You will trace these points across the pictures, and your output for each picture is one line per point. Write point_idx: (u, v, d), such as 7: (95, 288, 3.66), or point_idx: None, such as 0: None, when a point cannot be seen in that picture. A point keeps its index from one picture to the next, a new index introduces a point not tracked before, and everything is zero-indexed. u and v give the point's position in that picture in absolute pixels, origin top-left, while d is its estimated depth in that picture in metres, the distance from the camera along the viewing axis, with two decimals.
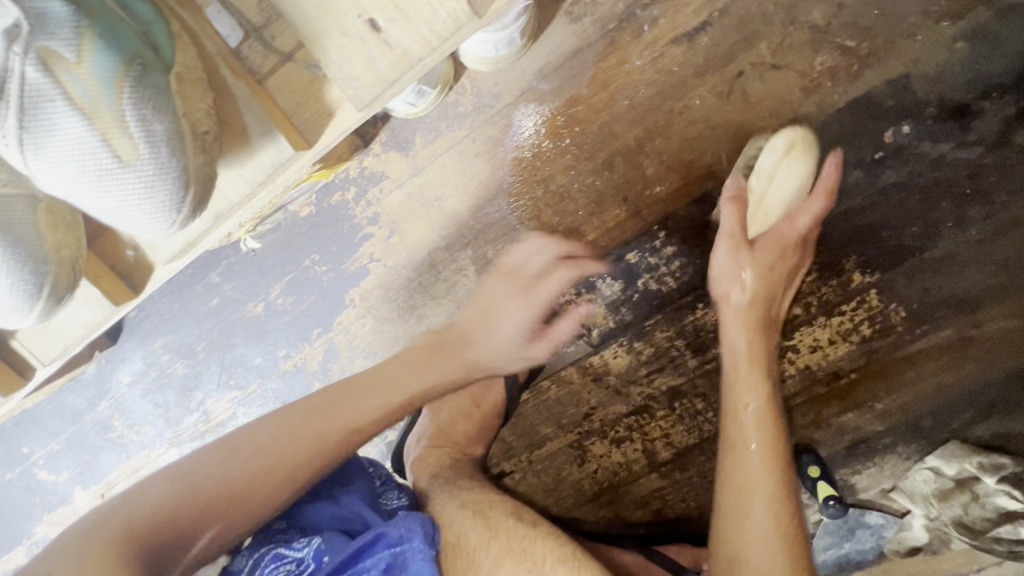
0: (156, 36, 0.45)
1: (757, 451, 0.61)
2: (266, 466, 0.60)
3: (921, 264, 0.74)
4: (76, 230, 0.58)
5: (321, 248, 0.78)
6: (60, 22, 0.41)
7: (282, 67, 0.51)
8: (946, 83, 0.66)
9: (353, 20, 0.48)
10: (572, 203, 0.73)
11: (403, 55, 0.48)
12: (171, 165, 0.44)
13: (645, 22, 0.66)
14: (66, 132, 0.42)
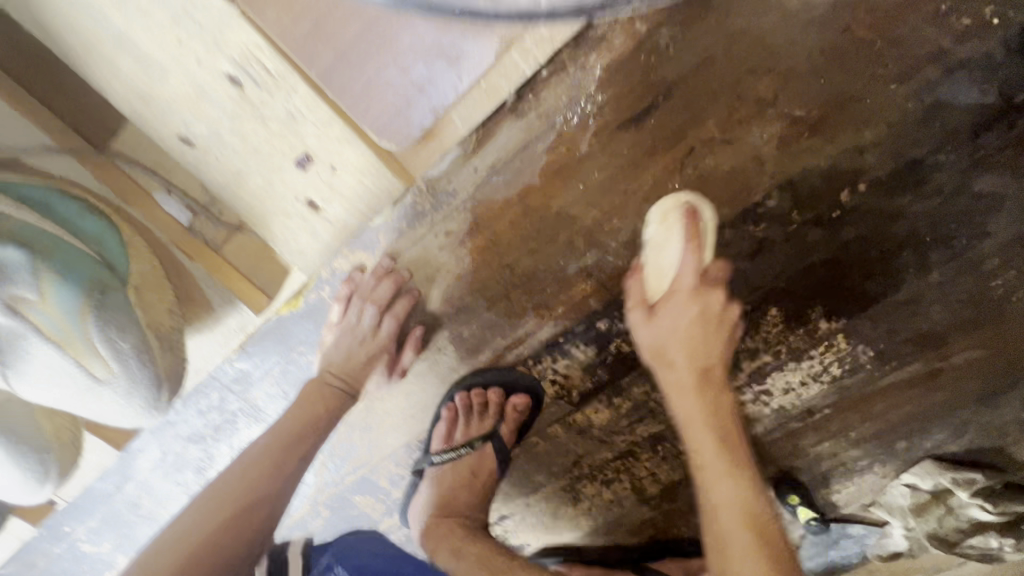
0: (106, 252, 0.64)
1: (727, 528, 0.63)
2: (251, 519, 0.67)
3: (886, 308, 0.75)
4: (68, 414, 0.77)
5: (304, 340, 0.80)
6: (26, 277, 0.56)
7: (231, 237, 0.76)
8: (897, 142, 0.66)
9: (294, 205, 0.71)
10: (539, 283, 0.75)
11: (345, 228, 0.74)
12: (139, 373, 0.65)
13: (591, 110, 0.66)
14: (43, 358, 0.59)
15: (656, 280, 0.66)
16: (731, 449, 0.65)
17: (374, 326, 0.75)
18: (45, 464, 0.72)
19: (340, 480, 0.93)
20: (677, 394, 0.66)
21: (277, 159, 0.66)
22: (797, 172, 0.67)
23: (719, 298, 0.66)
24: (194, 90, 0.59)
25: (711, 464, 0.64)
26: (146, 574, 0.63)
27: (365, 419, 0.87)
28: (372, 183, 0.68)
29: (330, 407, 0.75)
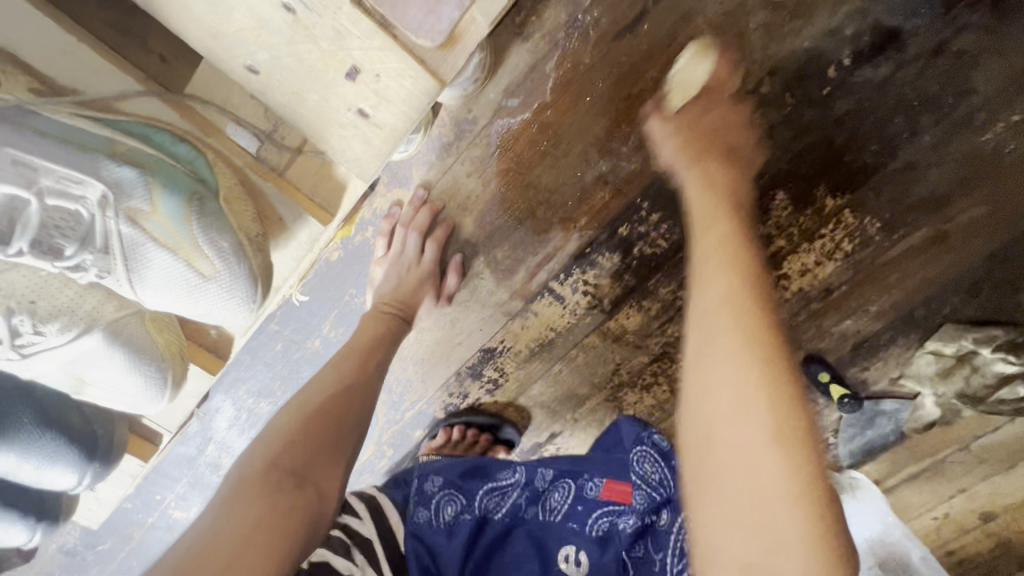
0: (199, 169, 0.70)
1: (729, 391, 0.47)
2: (357, 393, 0.75)
3: (887, 176, 0.80)
4: (173, 332, 0.81)
5: (355, 281, 0.89)
6: (136, 188, 0.63)
7: (295, 161, 0.79)
8: (872, 14, 0.72)
9: (346, 113, 0.60)
10: (561, 196, 0.82)
11: (392, 130, 0.60)
12: (241, 272, 0.70)
13: (589, 24, 0.73)
14: (160, 263, 0.66)
15: (684, 93, 0.70)
16: (739, 308, 0.49)
17: (418, 252, 0.83)
18: (163, 372, 0.77)
19: (401, 416, 1.02)
20: (702, 242, 0.55)
21: (330, 77, 0.58)
22: (784, 56, 0.74)
23: (734, 125, 0.68)
24: (256, 19, 0.53)
25: (722, 336, 0.48)
26: (272, 435, 0.68)
27: (418, 351, 0.96)
28: (412, 92, 0.55)
29: (391, 328, 0.83)
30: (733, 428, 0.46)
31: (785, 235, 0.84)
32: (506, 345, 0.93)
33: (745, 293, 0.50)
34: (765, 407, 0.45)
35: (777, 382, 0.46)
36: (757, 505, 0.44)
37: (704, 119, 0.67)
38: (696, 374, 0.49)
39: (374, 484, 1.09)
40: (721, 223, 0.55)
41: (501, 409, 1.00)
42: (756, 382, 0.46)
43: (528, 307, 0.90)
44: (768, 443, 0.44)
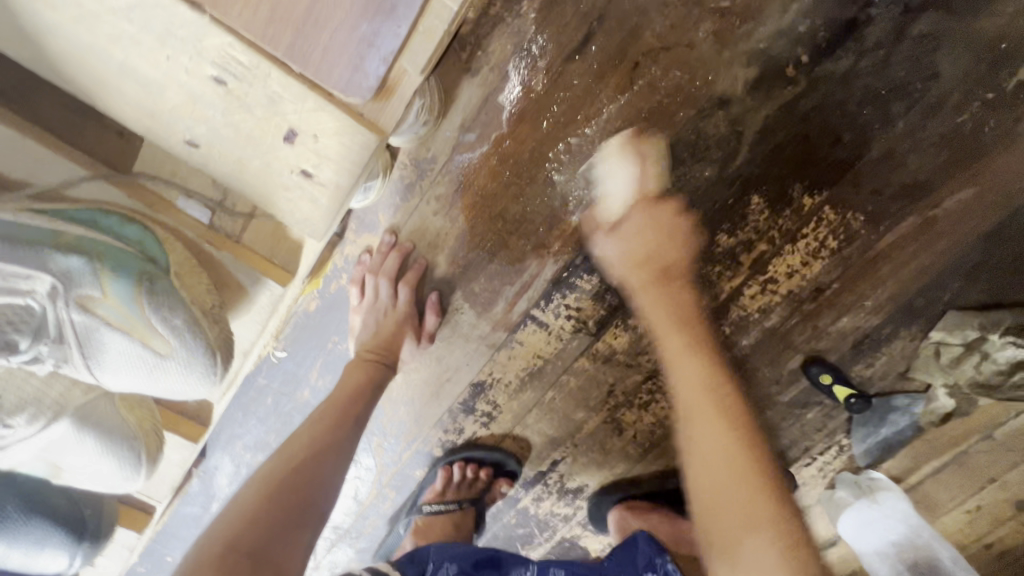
0: (150, 250, 0.71)
1: (719, 457, 0.63)
2: (326, 459, 0.75)
3: (864, 169, 0.77)
4: (146, 407, 0.84)
5: (336, 329, 0.88)
6: (83, 274, 0.62)
7: (251, 224, 0.82)
8: (824, 7, 0.70)
9: (290, 175, 0.61)
10: (531, 224, 0.80)
11: (336, 188, 0.62)
12: (198, 345, 0.70)
13: (536, 51, 0.72)
14: (114, 345, 0.66)
15: (610, 208, 0.75)
16: (708, 374, 0.66)
17: (392, 296, 0.83)
18: (135, 450, 0.79)
19: (399, 458, 1.01)
20: (664, 334, 0.69)
21: (268, 142, 0.58)
22: (739, 59, 0.72)
23: (668, 247, 0.72)
24: (189, 96, 0.54)
25: (693, 383, 0.66)
26: (235, 511, 0.67)
27: (408, 391, 0.95)
28: (355, 147, 0.55)
29: (373, 377, 0.84)
30: (727, 478, 0.62)
31: (767, 239, 0.82)
32: (495, 377, 0.92)
33: (696, 348, 0.68)
34: (737, 464, 0.62)
35: (734, 434, 0.63)
36: (735, 524, 0.60)
37: (637, 239, 0.72)
38: (688, 456, 0.66)
39: (382, 526, 1.08)
40: (652, 287, 0.71)
41: (498, 442, 0.98)
42: (737, 440, 0.63)
43: (512, 338, 0.88)
44: (730, 464, 0.62)
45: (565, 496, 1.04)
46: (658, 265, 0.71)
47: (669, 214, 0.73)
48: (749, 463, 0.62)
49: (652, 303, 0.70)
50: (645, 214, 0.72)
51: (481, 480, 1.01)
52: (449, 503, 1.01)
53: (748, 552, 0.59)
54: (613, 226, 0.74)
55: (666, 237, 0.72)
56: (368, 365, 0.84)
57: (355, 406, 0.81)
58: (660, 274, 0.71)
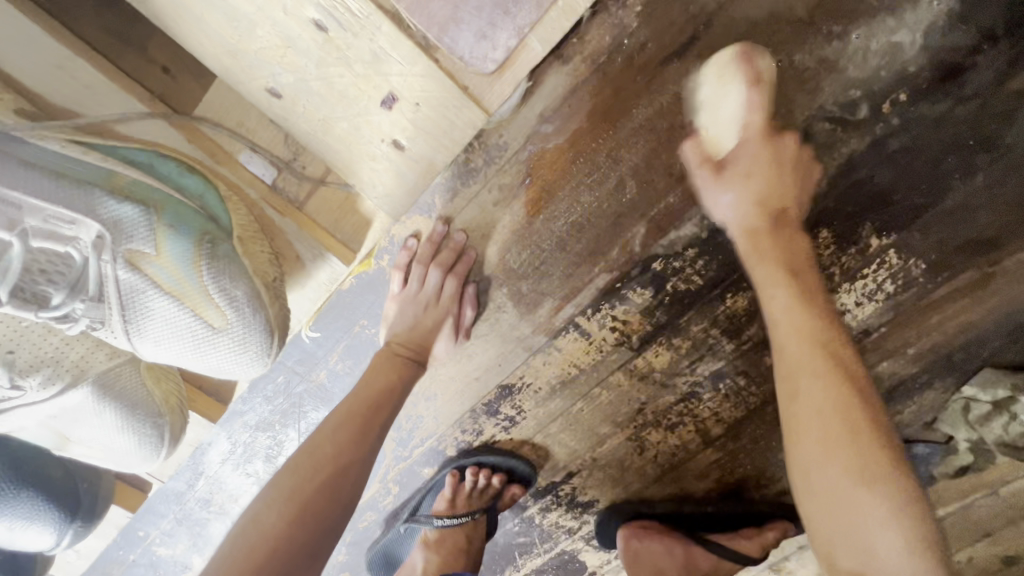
0: (210, 205, 0.70)
1: (839, 452, 0.59)
2: (349, 476, 0.74)
3: (936, 217, 0.76)
4: (173, 381, 0.81)
5: (366, 313, 0.83)
6: (139, 228, 0.63)
7: (317, 190, 0.79)
8: (935, 45, 0.67)
9: (379, 144, 0.71)
10: (593, 228, 0.76)
11: (428, 162, 0.74)
12: (255, 319, 0.69)
13: (634, 48, 0.68)
14: (162, 309, 0.66)
15: (718, 145, 0.66)
16: (827, 333, 0.62)
17: (437, 288, 0.78)
18: (158, 429, 0.77)
19: (409, 454, 0.96)
20: (797, 362, 0.62)
21: (362, 104, 0.68)
22: (839, 88, 0.69)
23: (787, 188, 0.67)
24: (283, 39, 0.62)
25: (821, 396, 0.60)
26: (255, 531, 0.69)
27: (430, 386, 0.90)
28: (459, 120, 0.70)
29: (404, 375, 0.79)
30: (844, 494, 0.59)
31: (827, 274, 0.79)
32: (526, 382, 0.87)
33: (804, 302, 0.63)
34: (850, 441, 0.59)
35: (859, 427, 0.60)
36: (849, 516, 0.59)
37: (762, 175, 0.65)
38: (800, 450, 0.62)
39: (377, 522, 1.03)
40: (761, 235, 0.66)
41: (515, 448, 0.94)
42: (849, 401, 0.60)
43: (552, 343, 0.84)
44: (839, 455, 0.59)
45: (574, 509, 1.00)
46: (772, 210, 0.66)
47: (784, 150, 0.66)
48: (868, 434, 0.59)
49: (788, 310, 0.63)
50: (761, 152, 0.65)
51: (493, 486, 0.97)
52: (460, 516, 0.97)
53: (864, 507, 0.58)
54: (717, 171, 0.66)
55: (780, 174, 0.66)
56: (404, 358, 0.79)
57: (381, 414, 0.77)
58: (775, 216, 0.66)
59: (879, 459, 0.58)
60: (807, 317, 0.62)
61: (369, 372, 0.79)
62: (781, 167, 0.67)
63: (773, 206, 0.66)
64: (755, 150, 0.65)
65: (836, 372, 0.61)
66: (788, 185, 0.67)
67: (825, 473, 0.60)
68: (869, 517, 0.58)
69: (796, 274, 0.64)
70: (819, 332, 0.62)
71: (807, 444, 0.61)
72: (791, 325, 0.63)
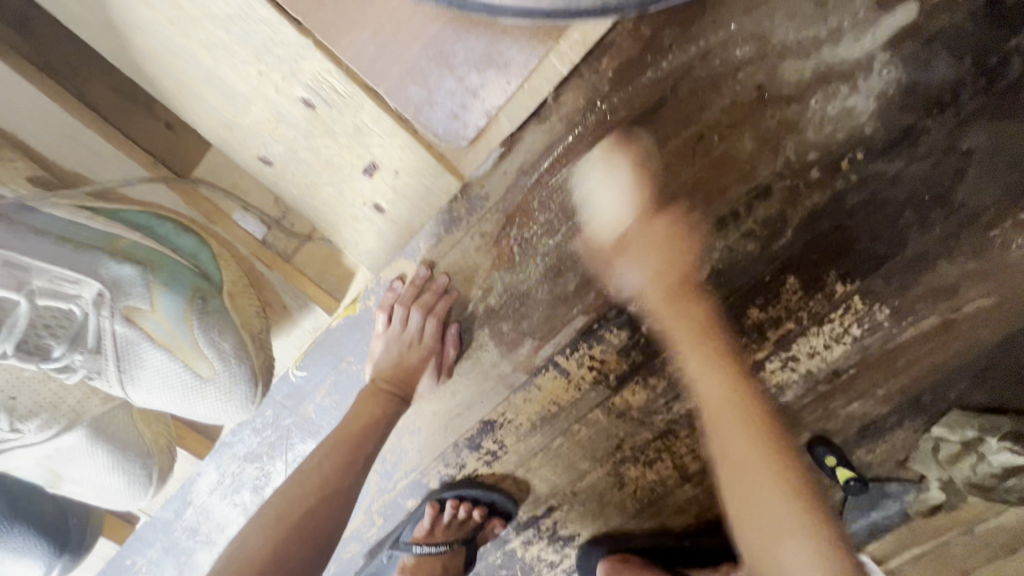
0: (203, 262, 0.75)
1: (742, 446, 0.70)
2: (335, 503, 0.77)
3: (896, 266, 0.79)
4: (164, 422, 0.85)
5: (353, 349, 0.86)
6: (136, 286, 0.68)
7: (304, 245, 0.85)
8: (887, 109, 0.72)
9: (360, 207, 0.76)
10: (571, 273, 0.80)
11: (406, 223, 0.79)
12: (240, 369, 0.73)
13: (606, 108, 0.73)
14: (155, 361, 0.70)
15: (597, 228, 0.77)
16: (723, 346, 0.74)
17: (420, 329, 0.81)
18: (148, 469, 0.80)
19: (393, 485, 0.98)
20: (688, 351, 0.75)
21: (346, 170, 0.72)
22: (799, 147, 0.74)
23: (687, 262, 0.77)
24: (274, 114, 0.68)
25: (741, 439, 0.70)
26: (242, 553, 0.73)
27: (415, 420, 0.93)
28: (436, 187, 0.74)
29: (389, 411, 0.82)
30: (777, 512, 0.68)
31: (795, 317, 0.83)
32: (507, 418, 0.90)
33: (714, 357, 0.74)
34: (762, 467, 0.69)
35: (760, 431, 0.70)
36: (773, 547, 0.67)
37: (654, 255, 0.75)
38: (735, 486, 0.70)
39: (361, 553, 1.04)
40: (676, 301, 0.76)
41: (497, 482, 0.96)
42: (775, 459, 0.69)
43: (532, 381, 0.87)
44: (787, 501, 0.68)
45: (555, 543, 1.02)
46: (683, 276, 0.76)
47: (663, 228, 0.76)
48: (773, 465, 0.69)
49: (680, 322, 0.75)
50: (678, 266, 0.77)
51: (474, 519, 0.99)
52: (439, 544, 1.01)
53: (781, 534, 0.67)
54: (619, 249, 0.77)
55: (671, 255, 0.76)
56: (388, 394, 0.83)
57: (364, 446, 0.80)
58: (671, 288, 0.76)
59: (789, 484, 0.68)
60: (718, 367, 0.73)
61: (352, 413, 0.82)
62: (675, 253, 0.77)
63: (679, 277, 0.76)
64: (663, 236, 0.76)
65: (756, 413, 0.72)
66: (675, 252, 0.76)
67: (745, 489, 0.69)
68: (789, 540, 0.67)
69: (695, 337, 0.74)
70: (724, 382, 0.73)
71: (733, 492, 0.70)
72: (689, 342, 0.75)
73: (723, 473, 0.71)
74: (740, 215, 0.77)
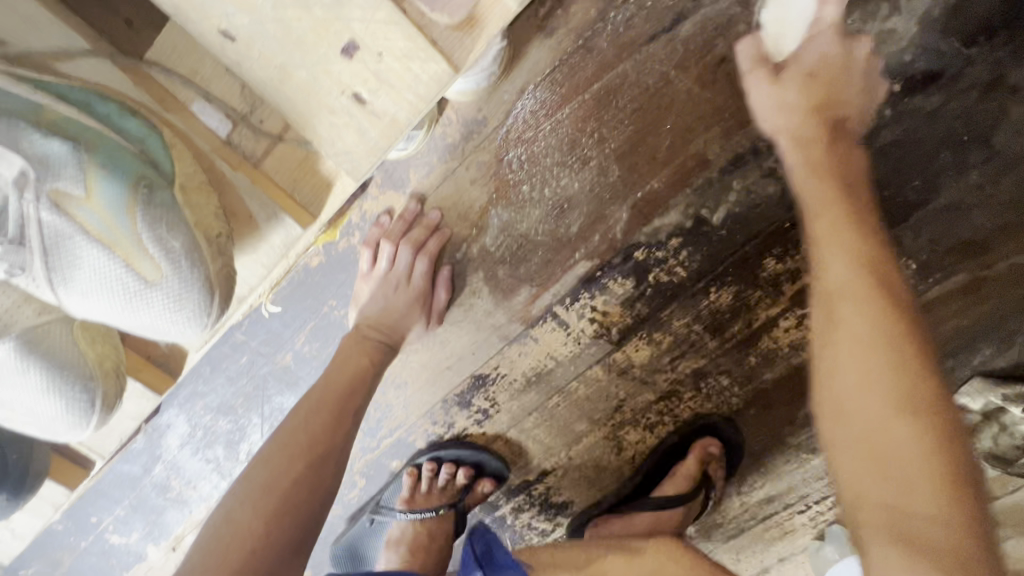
0: (151, 149, 0.59)
1: (879, 365, 0.45)
2: (328, 466, 0.69)
3: (927, 216, 0.73)
4: (112, 345, 0.71)
5: (336, 292, 0.80)
6: (67, 165, 0.53)
7: (275, 147, 0.66)
8: (928, 36, 0.66)
9: (339, 97, 0.55)
10: (575, 213, 0.74)
11: (392, 121, 0.56)
12: (193, 275, 0.58)
13: (618, 24, 0.67)
14: (91, 263, 0.55)
15: (779, 42, 0.60)
16: (871, 251, 0.50)
17: (408, 269, 0.75)
18: (89, 394, 0.66)
19: (376, 444, 0.92)
20: (823, 201, 0.52)
21: (321, 51, 0.53)
22: None
23: (850, 90, 0.57)
24: None
25: (867, 325, 0.46)
26: (228, 533, 0.63)
27: (401, 374, 0.86)
28: (422, 76, 0.53)
29: (375, 360, 0.75)
30: (920, 518, 0.42)
31: None
32: (501, 372, 0.84)
33: (851, 218, 0.51)
34: (900, 373, 0.45)
35: (880, 307, 0.47)
36: (884, 488, 0.43)
37: (806, 86, 0.56)
38: (828, 388, 0.48)
39: (341, 517, 0.98)
40: (817, 145, 0.55)
41: (487, 443, 0.90)
42: (910, 363, 0.45)
43: (529, 332, 0.80)
44: (900, 413, 0.44)
45: (547, 511, 0.96)
46: (830, 118, 0.56)
47: (864, 50, 0.58)
48: (921, 367, 0.45)
49: (844, 228, 0.51)
50: (817, 135, 0.56)
51: (460, 482, 0.92)
52: (424, 510, 0.93)
53: (901, 473, 0.43)
54: (773, 72, 0.59)
55: (828, 152, 0.55)
56: (375, 344, 0.75)
57: (352, 399, 0.72)
58: (829, 131, 0.56)
59: (926, 398, 0.44)
60: (853, 254, 0.49)
61: (332, 365, 0.74)
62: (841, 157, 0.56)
63: (830, 117, 0.56)
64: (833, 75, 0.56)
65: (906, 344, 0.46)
66: (848, 88, 0.57)
67: (865, 401, 0.45)
68: (910, 484, 0.42)
69: (833, 200, 0.52)
70: (864, 253, 0.50)
71: (845, 436, 0.46)
72: (813, 204, 0.53)
73: (818, 384, 0.49)
74: (762, 151, 0.71)
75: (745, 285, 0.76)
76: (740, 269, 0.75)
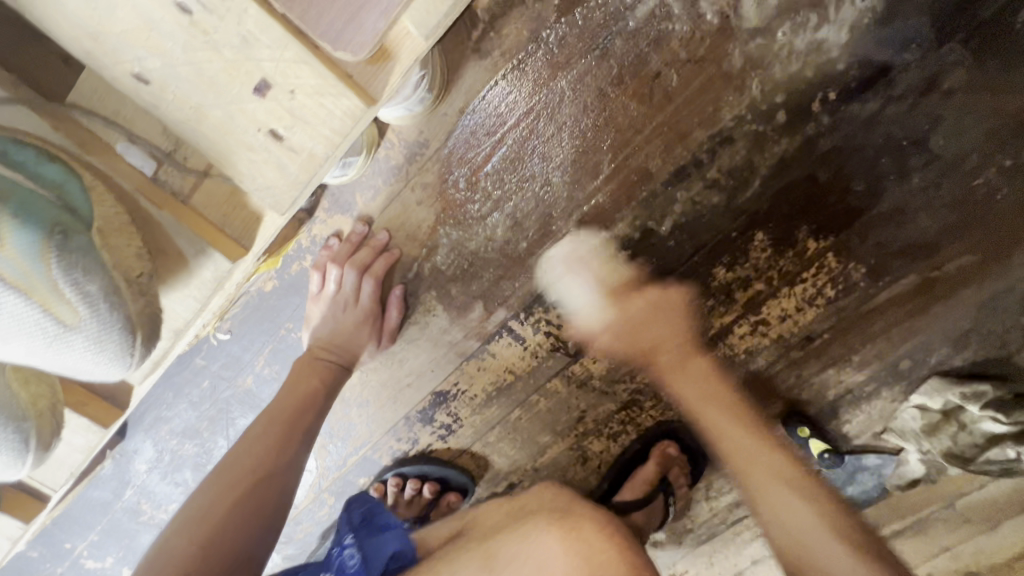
0: (67, 193, 0.58)
1: (728, 421, 0.68)
2: (274, 484, 0.69)
3: (871, 220, 0.73)
4: (46, 385, 0.71)
5: (292, 315, 0.81)
6: None
7: (201, 182, 0.67)
8: (859, 45, 0.66)
9: (255, 135, 0.57)
10: (523, 229, 0.74)
11: (310, 156, 0.58)
12: (114, 317, 0.59)
13: (552, 43, 0.68)
14: (5, 311, 0.52)
15: None
16: (705, 375, 0.70)
17: (356, 290, 0.76)
18: (24, 433, 0.65)
19: (342, 462, 0.93)
20: (661, 349, 0.71)
21: (234, 91, 0.54)
22: (766, 87, 0.68)
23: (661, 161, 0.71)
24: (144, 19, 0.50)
25: (731, 430, 0.67)
26: (162, 557, 0.62)
27: (362, 392, 0.87)
28: (336, 111, 0.55)
29: (327, 380, 0.76)
30: (820, 549, 0.58)
31: (764, 279, 0.76)
32: (460, 388, 0.84)
33: (696, 370, 0.71)
34: (741, 420, 0.68)
35: (730, 409, 0.69)
36: (791, 514, 0.61)
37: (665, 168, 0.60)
38: (731, 448, 0.66)
39: (314, 534, 0.99)
40: (644, 293, 0.73)
41: (453, 457, 0.90)
42: (752, 421, 0.68)
43: (485, 348, 0.81)
44: (770, 452, 0.65)
45: None
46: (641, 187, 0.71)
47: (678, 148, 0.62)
48: (763, 438, 0.67)
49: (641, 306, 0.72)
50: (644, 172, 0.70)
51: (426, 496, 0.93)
52: None
53: (771, 480, 0.63)
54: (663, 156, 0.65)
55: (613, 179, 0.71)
56: (328, 365, 0.76)
57: (297, 421, 0.73)
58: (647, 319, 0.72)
59: (801, 473, 0.64)
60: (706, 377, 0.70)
61: (286, 390, 0.75)
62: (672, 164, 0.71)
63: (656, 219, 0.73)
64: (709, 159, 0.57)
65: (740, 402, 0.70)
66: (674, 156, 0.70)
67: (742, 437, 0.66)
68: (781, 495, 0.62)
69: (711, 381, 0.70)
70: (710, 384, 0.70)
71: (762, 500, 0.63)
72: (674, 342, 0.72)
73: (730, 454, 0.66)
74: (703, 163, 0.71)
75: (697, 295, 0.77)
76: (689, 279, 0.76)
